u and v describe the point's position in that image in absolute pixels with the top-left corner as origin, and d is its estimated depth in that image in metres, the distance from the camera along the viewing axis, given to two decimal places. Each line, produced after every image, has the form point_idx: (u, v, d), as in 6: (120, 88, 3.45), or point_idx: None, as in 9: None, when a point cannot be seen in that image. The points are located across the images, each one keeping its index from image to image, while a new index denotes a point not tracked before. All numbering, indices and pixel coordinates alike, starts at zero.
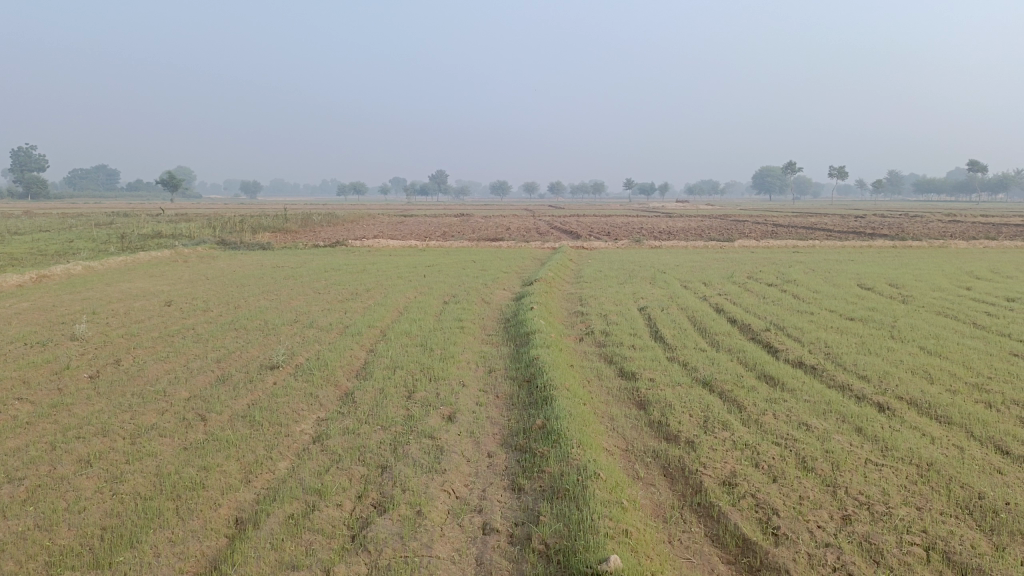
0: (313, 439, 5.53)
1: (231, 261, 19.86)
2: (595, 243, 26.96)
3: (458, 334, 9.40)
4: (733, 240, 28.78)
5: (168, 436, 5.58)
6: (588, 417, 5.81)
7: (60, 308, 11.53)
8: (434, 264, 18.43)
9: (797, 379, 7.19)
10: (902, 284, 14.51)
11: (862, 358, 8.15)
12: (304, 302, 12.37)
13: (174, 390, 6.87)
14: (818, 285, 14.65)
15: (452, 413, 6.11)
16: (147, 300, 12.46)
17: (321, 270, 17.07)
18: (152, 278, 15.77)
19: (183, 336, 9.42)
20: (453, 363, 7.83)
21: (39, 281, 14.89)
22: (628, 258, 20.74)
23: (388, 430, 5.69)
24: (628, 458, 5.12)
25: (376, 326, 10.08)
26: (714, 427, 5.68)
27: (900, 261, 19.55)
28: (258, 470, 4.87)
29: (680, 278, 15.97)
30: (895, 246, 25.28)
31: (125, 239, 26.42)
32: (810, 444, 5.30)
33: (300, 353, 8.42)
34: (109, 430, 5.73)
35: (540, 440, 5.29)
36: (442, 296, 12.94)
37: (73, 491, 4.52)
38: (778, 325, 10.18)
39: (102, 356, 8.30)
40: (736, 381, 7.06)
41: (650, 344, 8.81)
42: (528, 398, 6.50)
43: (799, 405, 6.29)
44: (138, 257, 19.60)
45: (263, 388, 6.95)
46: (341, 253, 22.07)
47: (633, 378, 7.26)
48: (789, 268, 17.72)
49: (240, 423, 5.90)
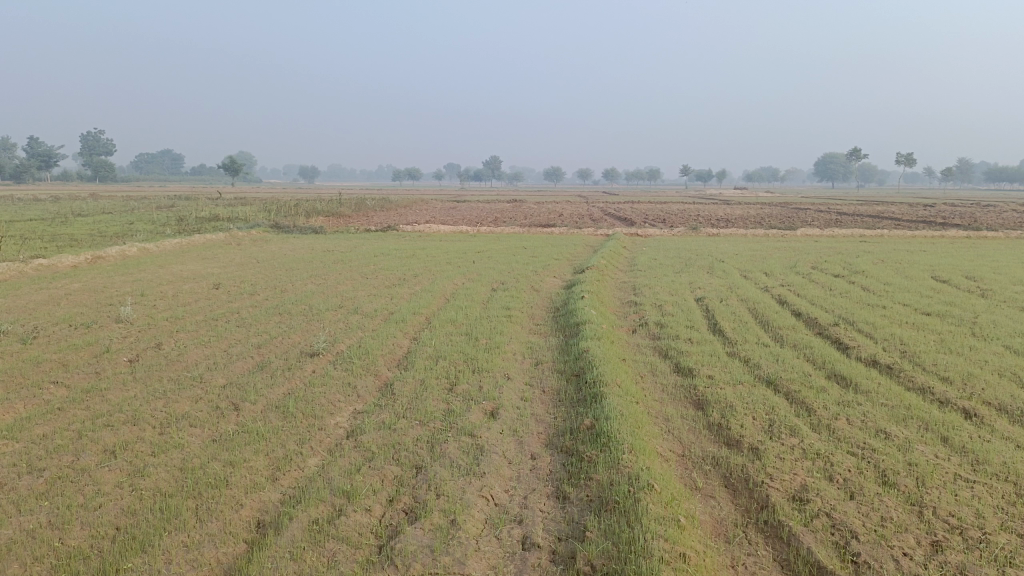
0: (347, 434, 5.22)
1: (282, 245, 19.85)
2: (651, 230, 26.29)
3: (505, 323, 9.02)
4: (796, 228, 27.77)
5: (198, 426, 5.34)
6: (641, 418, 5.36)
7: (109, 290, 11.53)
8: (485, 250, 18.08)
9: (871, 380, 6.60)
10: (980, 277, 13.61)
11: (943, 357, 7.49)
12: (351, 287, 12.15)
13: (211, 377, 6.65)
14: (889, 276, 13.85)
15: (495, 409, 5.73)
16: (196, 283, 12.43)
17: (370, 255, 16.90)
18: (205, 260, 15.79)
19: (227, 320, 9.25)
20: (499, 354, 7.46)
21: (94, 262, 15.04)
22: (684, 246, 20.09)
23: (427, 426, 5.34)
24: (684, 466, 4.67)
25: (422, 314, 9.78)
26: (781, 433, 5.18)
27: (977, 252, 18.45)
28: (286, 467, 4.57)
29: (739, 267, 15.29)
30: (970, 236, 24.00)
31: (183, 222, 26.78)
32: (891, 456, 4.77)
33: (341, 340, 8.15)
34: (139, 418, 5.51)
35: (589, 442, 4.88)
36: (492, 283, 12.59)
37: (92, 486, 4.30)
38: (847, 319, 9.52)
39: (144, 340, 8.16)
40: (803, 381, 6.52)
41: (708, 338, 8.29)
42: (576, 395, 6.08)
43: (875, 410, 5.73)
44: (193, 239, 19.76)
45: (301, 377, 6.67)
46: (393, 238, 21.95)
47: (690, 375, 6.77)
48: (856, 258, 16.84)
49: (274, 413, 5.63)
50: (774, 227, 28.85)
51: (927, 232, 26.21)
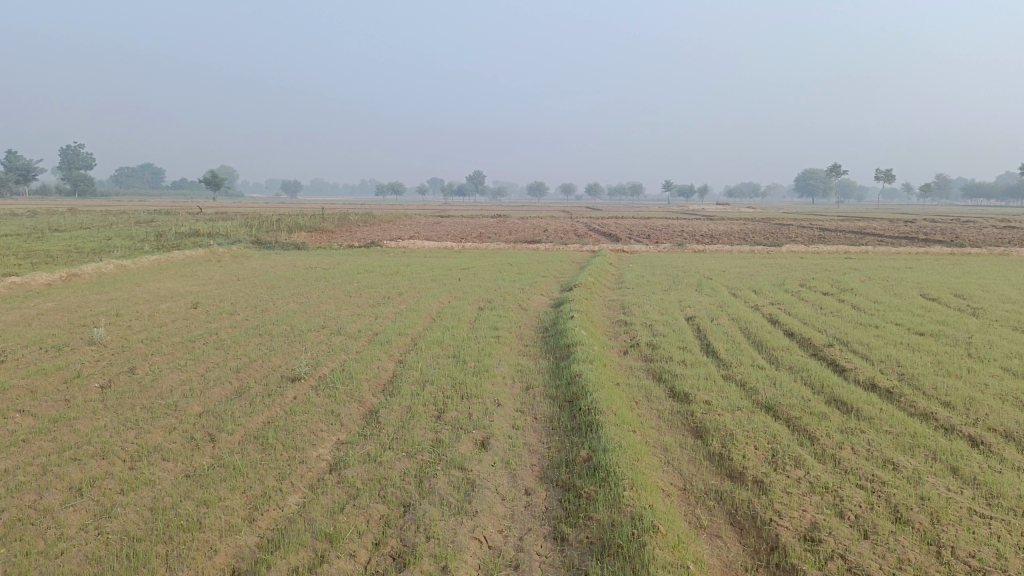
0: (330, 468, 4.93)
1: (264, 262, 19.49)
2: (637, 246, 26.15)
3: (494, 344, 8.77)
4: (781, 244, 27.72)
5: (171, 460, 5.04)
6: (640, 448, 5.12)
7: (83, 309, 11.17)
8: (470, 267, 17.84)
9: (873, 405, 6.41)
10: (969, 295, 13.53)
11: (942, 380, 7.31)
12: (334, 306, 11.85)
13: (186, 404, 6.33)
14: (878, 294, 13.74)
15: (486, 439, 5.47)
16: (173, 302, 12.09)
17: (354, 272, 16.60)
18: (184, 278, 15.43)
19: (205, 342, 8.92)
20: (488, 378, 7.21)
21: (69, 279, 14.65)
22: (671, 262, 19.97)
23: (414, 458, 5.07)
24: (687, 501, 4.44)
25: (407, 334, 9.50)
26: (785, 464, 4.96)
27: (963, 269, 18.42)
28: (265, 506, 4.28)
29: (728, 285, 15.13)
30: (954, 252, 24.05)
31: (162, 238, 26.31)
32: (902, 489, 4.56)
33: (324, 363, 7.86)
34: (108, 451, 5.20)
35: (586, 477, 4.64)
36: (478, 302, 12.33)
37: (54, 529, 3.99)
38: (842, 340, 9.34)
39: (117, 363, 7.83)
40: (802, 407, 6.30)
41: (702, 361, 8.08)
42: (570, 423, 5.84)
43: (880, 438, 5.52)
44: (172, 255, 19.37)
45: (281, 404, 6.38)
46: (376, 254, 21.67)
47: (686, 401, 6.54)
48: (843, 276, 16.74)
49: (252, 445, 5.33)
50: (759, 243, 28.77)
51: (911, 248, 26.24)
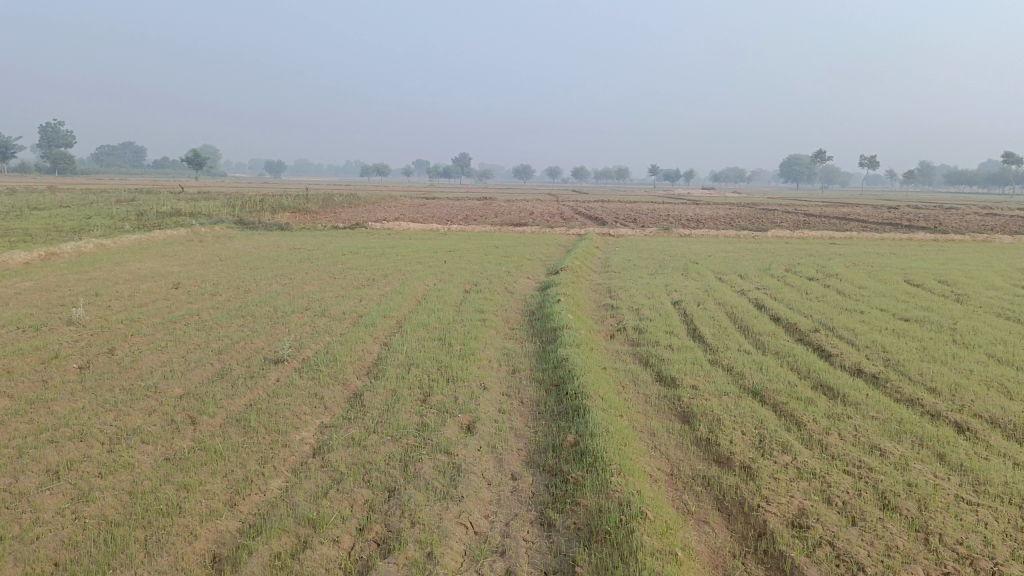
0: (313, 452, 4.85)
1: (247, 242, 19.28)
2: (622, 229, 26.10)
3: (480, 327, 8.70)
4: (767, 229, 27.78)
5: (151, 443, 4.94)
6: (627, 433, 5.08)
7: (62, 289, 10.98)
8: (456, 249, 17.74)
9: (859, 390, 6.41)
10: (952, 281, 13.60)
11: (927, 366, 7.32)
12: (318, 287, 11.72)
13: (166, 386, 6.22)
14: (863, 279, 13.78)
15: (472, 423, 5.41)
16: (154, 282, 11.91)
17: (338, 253, 16.45)
18: (165, 258, 15.22)
19: (186, 323, 8.79)
20: (474, 361, 7.14)
21: (47, 258, 14.41)
22: (657, 246, 19.95)
23: (399, 442, 5.00)
24: (674, 486, 4.41)
25: (392, 317, 9.41)
26: (773, 450, 4.94)
27: (947, 256, 18.50)
28: (246, 490, 4.21)
29: (713, 269, 15.13)
30: (938, 239, 24.19)
31: (143, 217, 25.96)
32: (889, 475, 4.55)
33: (308, 345, 7.76)
34: (86, 433, 5.09)
35: (573, 462, 4.59)
36: (464, 284, 12.25)
37: (30, 513, 3.89)
38: (828, 325, 9.34)
39: (96, 344, 7.69)
40: (790, 392, 6.28)
41: (688, 345, 8.05)
42: (557, 407, 5.79)
43: (867, 424, 5.52)
44: (153, 235, 19.11)
45: (264, 386, 6.28)
46: (361, 235, 21.50)
47: (673, 385, 6.51)
48: (828, 261, 16.79)
49: (234, 428, 5.24)
50: (745, 228, 28.86)
51: (894, 234, 26.40)
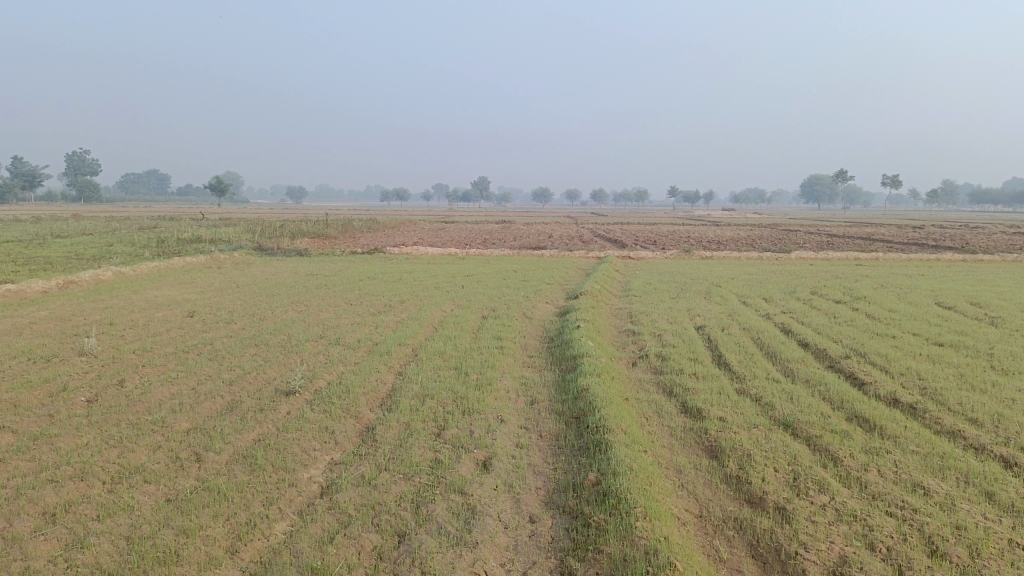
0: (322, 492, 4.62)
1: (264, 268, 19.23)
2: (642, 252, 25.80)
3: (497, 356, 8.47)
4: (790, 251, 27.34)
5: (153, 483, 4.73)
6: (652, 471, 4.80)
7: (77, 318, 10.90)
8: (474, 274, 17.56)
9: (895, 422, 6.08)
10: (985, 304, 13.18)
11: (967, 395, 6.97)
12: (334, 314, 11.55)
13: (174, 421, 6.03)
14: (892, 302, 13.38)
15: (488, 459, 5.16)
16: (170, 310, 11.81)
17: (356, 279, 16.33)
18: (182, 285, 15.16)
19: (199, 353, 8.63)
20: (491, 392, 6.90)
21: (66, 286, 14.42)
22: (678, 269, 19.67)
23: (411, 481, 4.75)
24: (704, 531, 4.13)
25: (408, 345, 9.20)
26: (809, 488, 4.64)
27: (978, 277, 18.00)
28: (250, 535, 3.98)
29: (737, 293, 14.80)
30: (967, 259, 23.65)
31: (164, 244, 26.07)
32: (935, 517, 4.23)
33: (321, 375, 7.55)
34: (88, 472, 4.90)
35: (595, 503, 4.33)
36: (482, 310, 12.03)
37: (21, 561, 3.69)
38: (859, 351, 9.00)
39: (106, 376, 7.54)
40: (823, 424, 5.97)
41: (714, 373, 7.76)
42: (577, 441, 5.52)
43: (907, 459, 5.19)
44: (172, 262, 19.14)
45: (274, 420, 6.06)
46: (379, 261, 21.40)
47: (699, 417, 6.22)
48: (855, 283, 16.39)
49: (240, 465, 5.03)
50: (767, 249, 28.40)
51: (922, 255, 25.89)
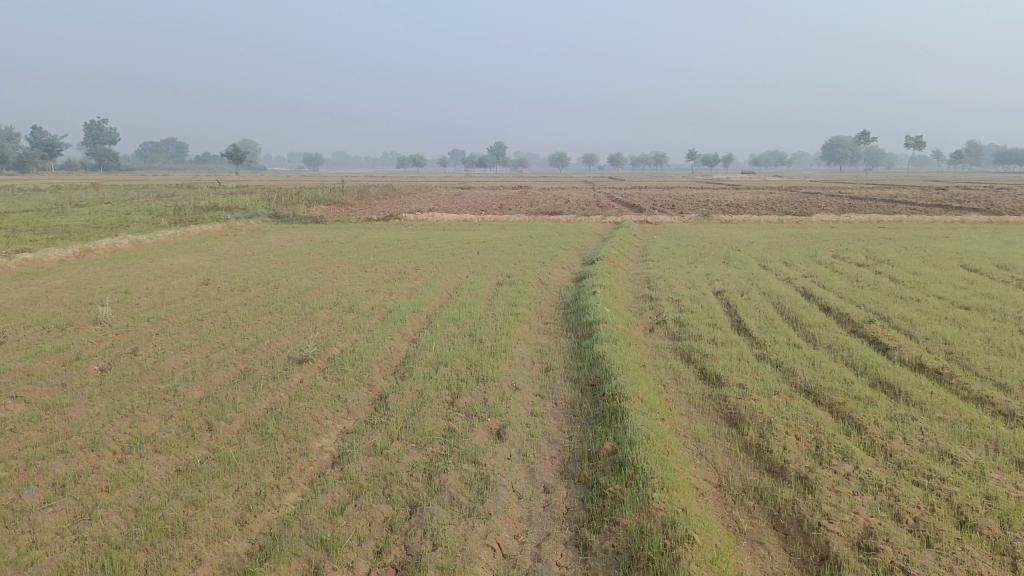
0: (333, 462, 4.55)
1: (280, 235, 19.17)
2: (660, 216, 25.51)
3: (513, 322, 8.35)
4: (812, 213, 26.89)
5: (164, 453, 4.68)
6: (670, 440, 4.69)
7: (92, 286, 10.89)
8: (489, 240, 17.40)
9: (921, 388, 5.91)
10: (1012, 266, 12.86)
11: (995, 359, 6.76)
12: (348, 281, 11.47)
13: (186, 389, 5.98)
14: (916, 265, 13.09)
15: (502, 428, 5.06)
16: (184, 278, 11.78)
17: (370, 246, 16.22)
18: (198, 253, 15.12)
19: (212, 321, 8.58)
20: (506, 359, 6.79)
21: (82, 255, 14.43)
22: (697, 233, 19.38)
23: (424, 451, 4.66)
24: (724, 501, 4.01)
25: (423, 311, 9.10)
26: (832, 457, 4.51)
27: (1005, 239, 17.57)
28: (260, 506, 3.92)
29: (757, 257, 14.55)
30: (993, 221, 23.15)
31: (180, 212, 26.09)
32: (965, 487, 4.09)
33: (334, 343, 7.48)
34: (98, 442, 4.85)
35: (611, 472, 4.23)
36: (497, 276, 11.90)
37: (28, 534, 3.65)
38: (882, 315, 8.80)
39: (120, 344, 7.50)
40: (846, 391, 5.81)
41: (733, 339, 7.60)
42: (593, 409, 5.41)
43: (933, 427, 5.03)
44: (188, 230, 19.12)
45: (286, 389, 6.00)
46: (394, 227, 21.27)
47: (718, 384, 6.09)
48: (878, 246, 16.07)
49: (252, 434, 4.97)
50: (788, 212, 27.96)
51: (946, 216, 25.32)
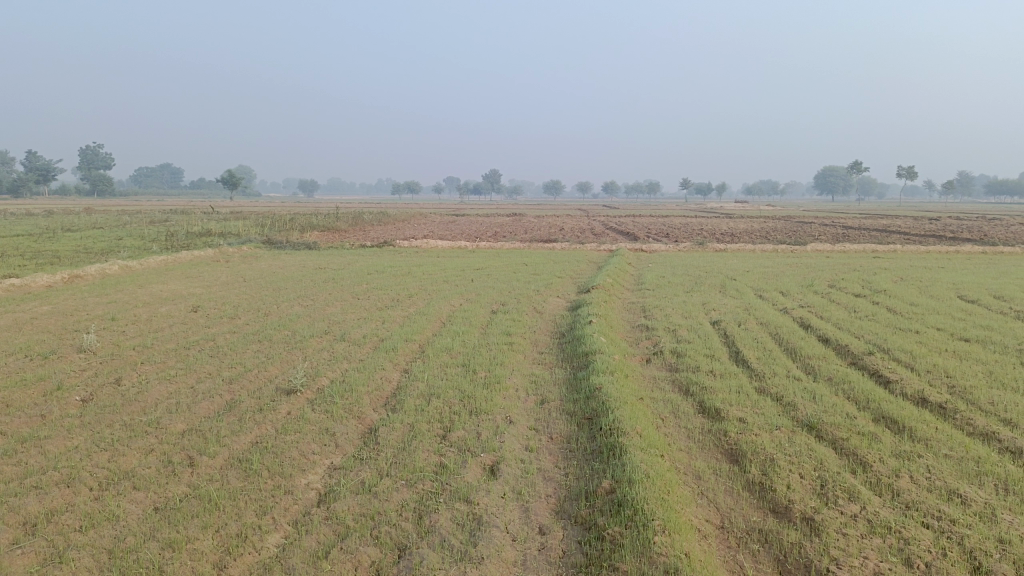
0: (318, 500, 4.36)
1: (272, 262, 19.02)
2: (655, 245, 25.45)
3: (507, 352, 8.20)
4: (806, 243, 26.87)
5: (142, 490, 4.49)
6: (670, 478, 4.51)
7: (79, 313, 10.70)
8: (483, 267, 17.29)
9: (926, 423, 5.76)
10: (1010, 297, 12.79)
11: (999, 393, 6.62)
12: (340, 309, 11.31)
13: (169, 421, 5.79)
14: (913, 296, 13.00)
15: (496, 464, 4.88)
16: (174, 305, 11.61)
17: (364, 273, 16.08)
18: (188, 279, 14.96)
19: (200, 350, 8.40)
20: (500, 391, 6.62)
21: (71, 280, 14.25)
22: (692, 262, 19.32)
23: (414, 488, 4.48)
24: (727, 545, 3.84)
25: (415, 341, 8.93)
26: (838, 497, 4.34)
27: (1001, 269, 17.53)
28: (241, 549, 3.73)
29: (752, 286, 14.46)
30: (987, 251, 23.15)
31: (173, 237, 25.95)
32: (977, 530, 3.92)
33: (324, 373, 7.30)
34: (75, 477, 4.66)
35: (609, 513, 4.05)
36: (492, 305, 11.75)
37: None
38: (882, 347, 8.66)
39: (104, 374, 7.31)
40: (849, 426, 5.65)
41: (732, 371, 7.45)
42: (589, 445, 5.24)
43: (941, 465, 4.87)
44: (179, 256, 18.97)
45: (273, 421, 5.82)
46: (388, 254, 21.14)
47: (718, 418, 5.92)
48: (874, 276, 16.01)
49: (235, 470, 4.78)
50: (783, 241, 27.95)
51: (939, 246, 25.36)
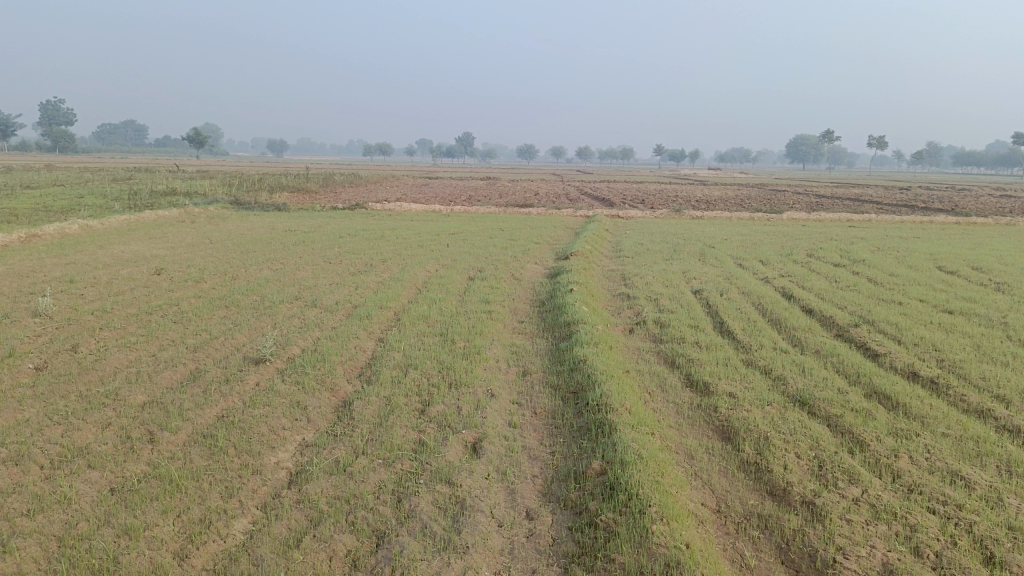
0: (290, 482, 4.07)
1: (240, 223, 18.45)
2: (631, 211, 25.21)
3: (486, 321, 7.91)
4: (783, 211, 26.81)
5: (97, 469, 4.15)
6: (663, 458, 4.29)
7: (34, 275, 10.17)
8: (458, 232, 16.91)
9: (920, 400, 5.59)
10: (988, 268, 12.74)
11: (989, 368, 6.49)
12: (311, 273, 10.90)
13: (128, 393, 5.42)
14: (893, 266, 12.89)
15: (478, 442, 4.62)
16: (136, 267, 11.11)
17: (336, 236, 15.63)
18: (151, 240, 14.38)
19: (162, 315, 7.99)
20: (481, 362, 6.35)
21: (28, 240, 13.63)
22: (669, 229, 19.10)
23: (392, 468, 4.20)
24: (727, 534, 3.62)
25: (390, 308, 8.61)
26: (838, 479, 4.15)
27: (975, 240, 17.53)
28: (205, 537, 3.43)
29: (731, 255, 14.29)
30: (961, 222, 23.24)
31: (136, 196, 25.08)
32: (985, 516, 3.75)
33: (294, 341, 6.95)
34: (24, 455, 4.30)
35: (601, 497, 3.81)
36: (469, 271, 11.42)
37: None
38: (867, 318, 8.52)
39: (59, 340, 6.89)
40: (842, 402, 5.47)
41: (717, 342, 7.25)
42: (576, 421, 4.99)
43: (940, 444, 4.71)
44: (143, 215, 18.30)
45: (240, 393, 5.49)
46: (361, 217, 20.61)
47: (707, 393, 5.71)
48: (851, 246, 15.92)
49: (199, 447, 4.46)
50: (759, 209, 27.83)
51: (913, 216, 25.43)
